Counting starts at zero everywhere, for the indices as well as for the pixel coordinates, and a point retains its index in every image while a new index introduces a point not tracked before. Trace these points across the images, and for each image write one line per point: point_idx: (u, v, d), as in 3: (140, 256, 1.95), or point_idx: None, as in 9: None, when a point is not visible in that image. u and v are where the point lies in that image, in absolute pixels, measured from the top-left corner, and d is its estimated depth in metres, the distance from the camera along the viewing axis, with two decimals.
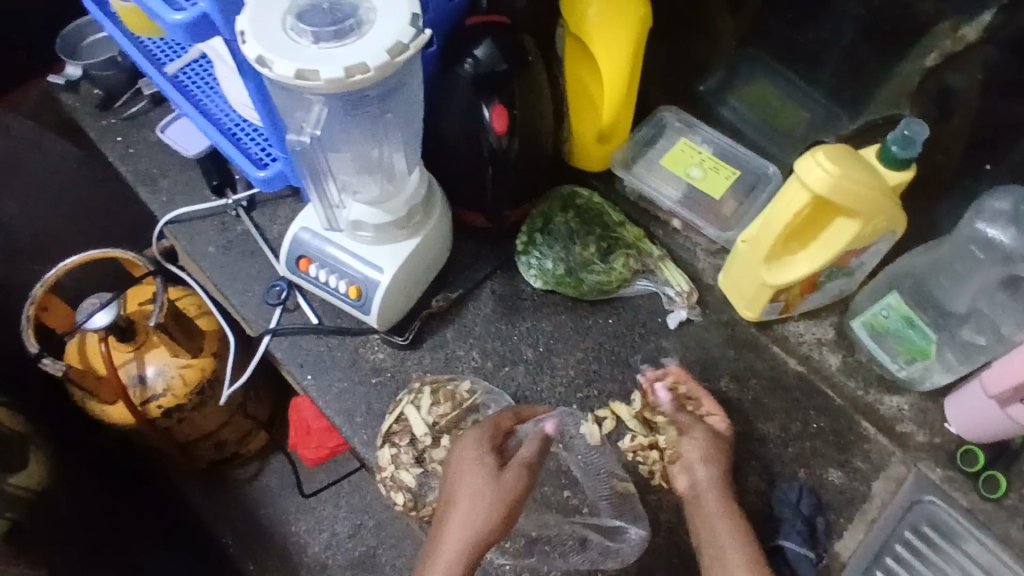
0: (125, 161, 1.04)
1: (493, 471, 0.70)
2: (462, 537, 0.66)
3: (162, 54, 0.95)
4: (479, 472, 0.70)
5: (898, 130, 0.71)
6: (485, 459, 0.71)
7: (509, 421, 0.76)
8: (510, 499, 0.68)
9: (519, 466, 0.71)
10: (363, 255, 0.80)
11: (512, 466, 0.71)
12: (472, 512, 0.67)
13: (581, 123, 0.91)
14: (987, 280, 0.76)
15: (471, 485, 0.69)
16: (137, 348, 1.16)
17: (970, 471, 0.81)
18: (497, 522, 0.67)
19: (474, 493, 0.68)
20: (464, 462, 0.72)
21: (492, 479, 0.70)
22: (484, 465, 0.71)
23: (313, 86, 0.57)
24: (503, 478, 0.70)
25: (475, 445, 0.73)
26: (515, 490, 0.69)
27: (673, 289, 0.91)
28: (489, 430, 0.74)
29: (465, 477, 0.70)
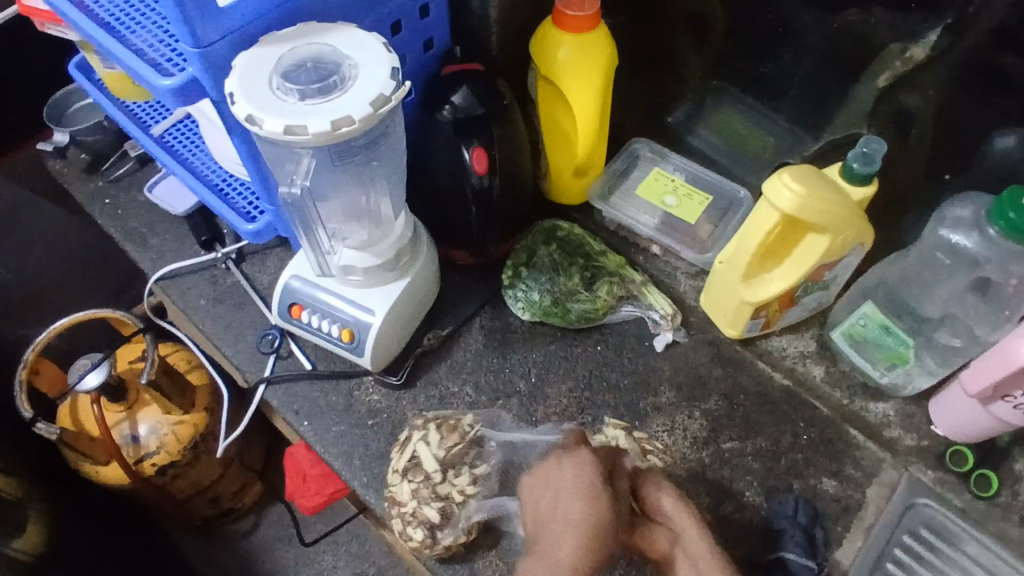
0: (113, 222, 1.06)
1: (597, 475, 0.75)
2: (582, 537, 0.70)
3: (148, 116, 0.98)
4: (587, 476, 0.74)
5: (858, 148, 0.76)
6: (589, 477, 0.74)
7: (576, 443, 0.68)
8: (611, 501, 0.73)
9: None
10: (354, 299, 0.83)
11: (619, 474, 0.77)
12: (590, 521, 0.71)
13: (557, 158, 0.95)
14: (956, 285, 0.79)
15: (578, 507, 0.72)
16: (129, 408, 1.16)
17: (960, 471, 0.83)
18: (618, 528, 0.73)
19: None
20: (570, 485, 0.73)
21: (585, 497, 0.72)
22: (592, 481, 0.73)
23: (301, 140, 0.60)
24: (617, 490, 0.76)
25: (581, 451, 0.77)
26: None
27: (658, 313, 0.93)
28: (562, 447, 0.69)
29: (571, 490, 0.73)
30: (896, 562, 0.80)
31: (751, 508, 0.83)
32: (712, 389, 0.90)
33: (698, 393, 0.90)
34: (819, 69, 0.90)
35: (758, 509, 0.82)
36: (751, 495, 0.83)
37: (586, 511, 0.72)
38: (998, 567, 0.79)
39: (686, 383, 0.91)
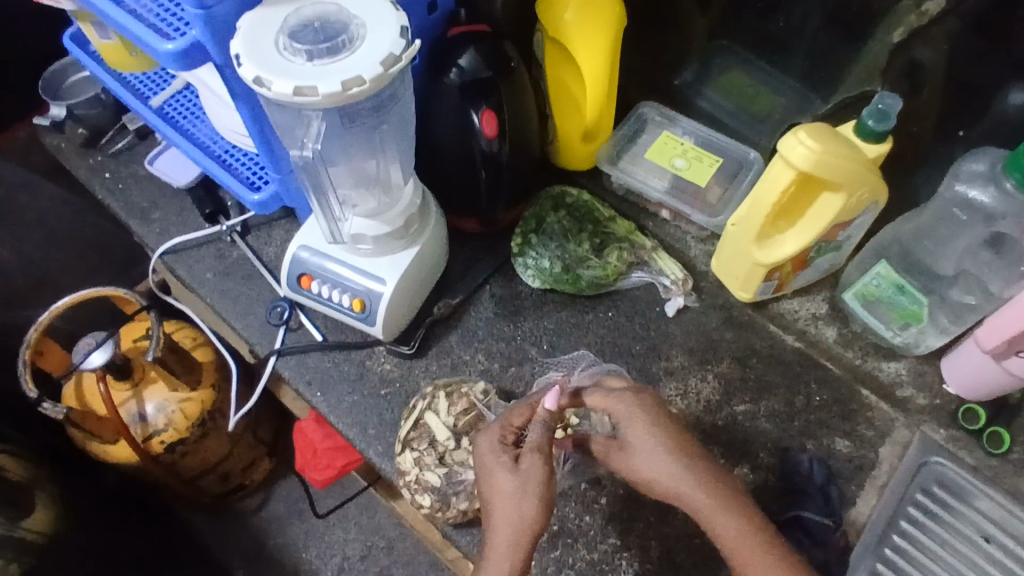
0: (115, 197, 1.05)
1: (512, 462, 0.69)
2: (510, 525, 0.65)
3: (146, 88, 0.96)
4: (500, 463, 0.69)
5: (873, 104, 0.74)
6: (499, 459, 0.69)
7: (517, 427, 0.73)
8: (540, 483, 0.67)
9: (533, 453, 0.68)
10: (365, 268, 0.82)
11: (528, 449, 0.69)
12: (515, 505, 0.66)
13: (565, 123, 0.93)
14: (968, 242, 0.79)
15: (510, 488, 0.67)
16: (135, 386, 1.15)
17: (973, 430, 0.83)
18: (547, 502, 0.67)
19: (505, 493, 0.67)
20: (493, 466, 0.69)
21: (514, 475, 0.68)
22: (499, 465, 0.69)
23: (311, 102, 0.59)
24: (522, 467, 0.68)
25: (493, 441, 0.71)
26: (540, 476, 0.67)
27: (668, 278, 0.93)
28: (498, 432, 0.72)
29: (496, 476, 0.68)
30: (910, 520, 0.80)
31: (765, 469, 0.83)
32: (724, 353, 0.90)
33: (710, 357, 0.90)
34: (830, 27, 0.88)
35: (772, 470, 0.83)
36: (765, 456, 0.84)
37: (521, 494, 0.66)
38: (1010, 522, 0.79)
39: (698, 347, 0.90)
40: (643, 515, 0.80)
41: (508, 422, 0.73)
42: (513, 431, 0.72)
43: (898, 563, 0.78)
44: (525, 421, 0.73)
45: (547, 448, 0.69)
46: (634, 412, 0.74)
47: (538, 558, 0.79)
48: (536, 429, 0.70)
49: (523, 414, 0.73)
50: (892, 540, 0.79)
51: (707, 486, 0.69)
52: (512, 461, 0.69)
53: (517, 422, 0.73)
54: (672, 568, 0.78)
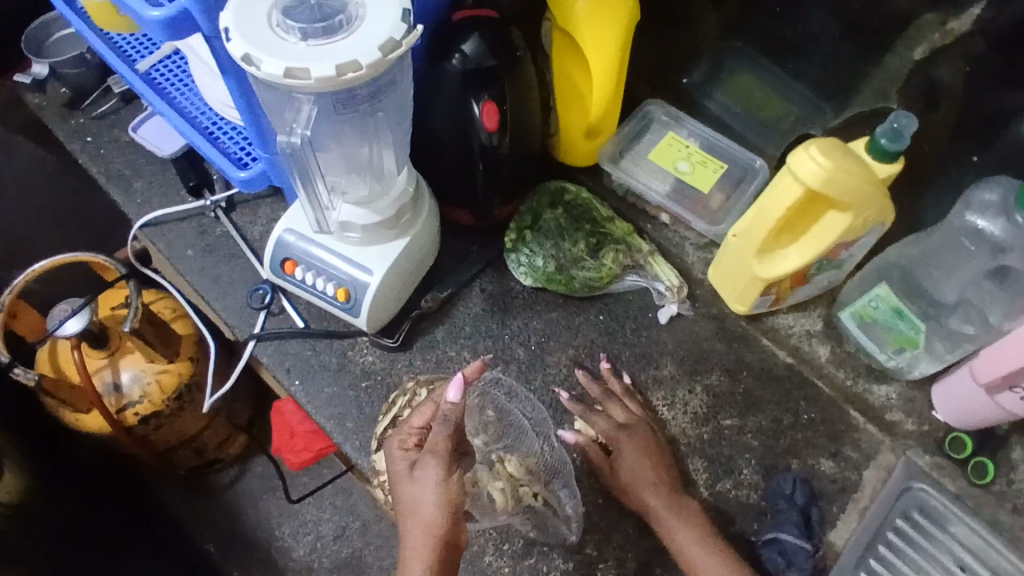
0: (96, 163, 1.01)
1: (409, 468, 0.69)
2: (416, 539, 0.66)
3: (135, 51, 0.92)
4: (400, 473, 0.69)
5: (887, 122, 0.71)
6: (399, 467, 0.70)
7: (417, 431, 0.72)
8: (438, 493, 0.67)
9: (427, 457, 0.68)
10: (352, 257, 0.79)
11: (424, 454, 0.69)
12: (416, 524, 0.67)
13: (569, 117, 0.90)
14: (974, 270, 0.77)
15: (413, 496, 0.68)
16: (111, 355, 1.13)
17: (959, 458, 0.82)
18: (446, 509, 0.67)
19: (407, 503, 0.68)
20: (395, 477, 0.70)
21: (413, 482, 0.68)
22: (400, 475, 0.69)
23: (302, 85, 0.56)
24: (419, 472, 0.68)
25: (394, 451, 0.71)
26: (434, 481, 0.67)
27: (663, 284, 0.91)
28: (400, 436, 0.72)
29: (402, 487, 0.69)
30: (888, 545, 0.79)
31: (747, 486, 0.82)
32: (715, 364, 0.88)
33: (700, 368, 0.88)
34: (846, 39, 0.86)
35: (753, 488, 0.82)
36: (747, 472, 0.82)
37: (420, 504, 0.67)
38: (989, 554, 0.79)
39: (688, 357, 0.88)
40: (621, 528, 0.79)
41: (410, 424, 0.73)
42: (411, 433, 0.72)
43: None
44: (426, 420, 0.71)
45: (442, 446, 0.68)
46: (629, 437, 0.79)
47: (513, 563, 0.78)
48: (437, 430, 0.69)
49: (424, 416, 0.72)
50: (869, 564, 0.78)
51: (686, 513, 0.74)
52: (410, 466, 0.69)
53: (416, 425, 0.72)
54: None
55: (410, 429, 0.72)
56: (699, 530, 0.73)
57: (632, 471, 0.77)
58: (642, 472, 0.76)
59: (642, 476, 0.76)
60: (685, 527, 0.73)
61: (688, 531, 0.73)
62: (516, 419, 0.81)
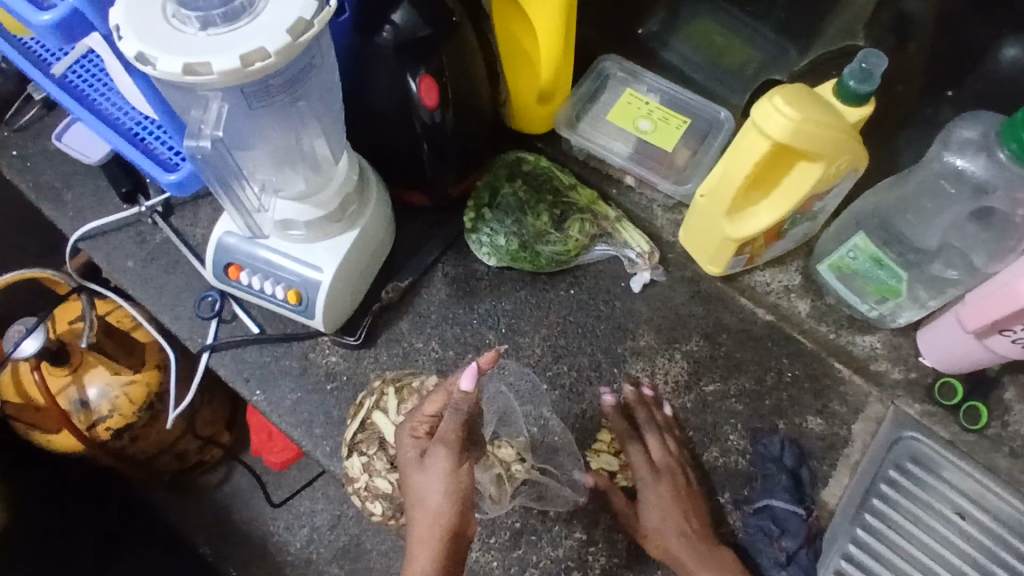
0: (22, 176, 0.94)
1: (419, 456, 0.64)
2: (422, 531, 0.61)
3: (46, 52, 0.85)
4: (410, 461, 0.65)
5: (854, 63, 0.67)
6: (408, 455, 0.65)
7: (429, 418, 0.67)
8: (449, 483, 0.62)
9: (438, 444, 0.63)
10: (298, 257, 0.74)
11: (435, 441, 0.64)
12: (424, 516, 0.61)
13: (520, 81, 0.84)
14: (956, 214, 0.74)
15: (420, 486, 0.63)
16: (74, 371, 1.08)
17: (950, 404, 0.80)
18: (454, 500, 0.62)
19: (414, 493, 0.63)
20: (405, 465, 0.65)
21: (421, 472, 0.63)
22: (409, 462, 0.65)
23: (207, 81, 0.50)
24: (429, 461, 0.63)
25: (404, 438, 0.67)
26: (444, 470, 0.62)
27: (634, 251, 0.86)
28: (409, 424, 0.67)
29: (410, 476, 0.64)
30: (882, 498, 0.78)
31: (735, 452, 0.79)
32: (693, 329, 0.85)
33: (679, 335, 0.84)
34: None
35: (742, 453, 0.79)
36: (735, 438, 0.80)
37: (429, 494, 0.62)
38: (984, 497, 0.77)
39: (665, 325, 0.85)
40: (610, 508, 0.77)
41: (421, 411, 0.68)
42: (422, 420, 0.67)
43: (869, 543, 0.76)
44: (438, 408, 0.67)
45: (453, 435, 0.64)
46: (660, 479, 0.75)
47: (501, 557, 0.75)
48: (450, 417, 0.65)
49: (438, 402, 0.68)
50: (864, 519, 0.77)
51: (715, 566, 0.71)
52: (419, 454, 0.65)
53: (427, 412, 0.67)
54: (641, 561, 0.75)
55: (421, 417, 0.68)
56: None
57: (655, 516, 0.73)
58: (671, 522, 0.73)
59: (668, 526, 0.73)
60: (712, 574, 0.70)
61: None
62: (507, 403, 0.78)
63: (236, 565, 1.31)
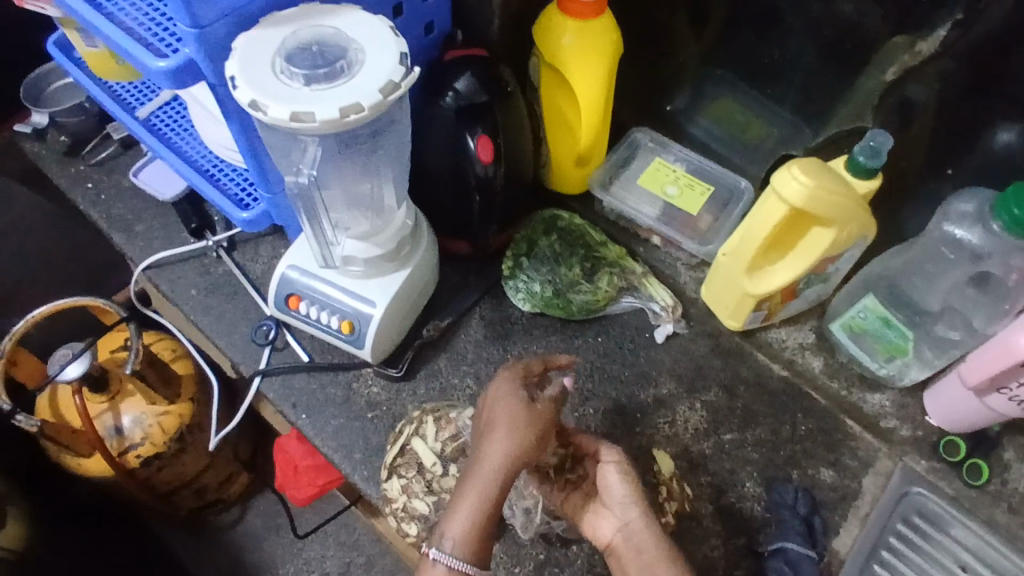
0: (96, 209, 1.02)
1: (528, 398, 0.69)
2: (500, 450, 0.65)
3: (133, 98, 0.95)
4: (515, 395, 0.69)
5: (864, 141, 0.75)
6: (514, 390, 0.70)
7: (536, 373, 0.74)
8: (543, 427, 0.68)
9: (551, 398, 0.70)
10: (354, 291, 0.81)
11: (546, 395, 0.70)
12: (508, 438, 0.66)
13: (559, 145, 0.93)
14: (955, 279, 0.81)
15: (515, 412, 0.68)
16: (111, 399, 1.09)
17: (954, 461, 0.84)
18: (535, 442, 0.67)
19: (508, 416, 0.67)
20: (506, 395, 0.70)
21: (525, 406, 0.68)
22: (513, 395, 0.69)
23: (308, 127, 0.58)
24: (537, 408, 0.69)
25: (510, 378, 0.72)
26: (547, 417, 0.68)
27: (658, 304, 0.93)
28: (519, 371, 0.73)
29: (507, 404, 0.69)
30: (890, 549, 0.81)
31: (750, 498, 0.83)
32: (712, 380, 0.90)
33: (698, 384, 0.90)
34: (821, 63, 0.90)
35: (757, 499, 0.83)
36: (751, 484, 0.84)
37: (521, 423, 0.67)
38: (990, 555, 0.80)
39: (686, 374, 0.91)
40: None
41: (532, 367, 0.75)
42: (523, 370, 0.73)
43: None
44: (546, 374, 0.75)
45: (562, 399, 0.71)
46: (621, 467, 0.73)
47: None
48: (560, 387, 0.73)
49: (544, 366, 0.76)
50: (873, 569, 0.80)
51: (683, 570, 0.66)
52: (527, 397, 0.70)
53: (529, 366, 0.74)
54: None
55: (530, 370, 0.74)
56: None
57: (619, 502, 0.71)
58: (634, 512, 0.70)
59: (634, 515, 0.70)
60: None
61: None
62: None
63: None
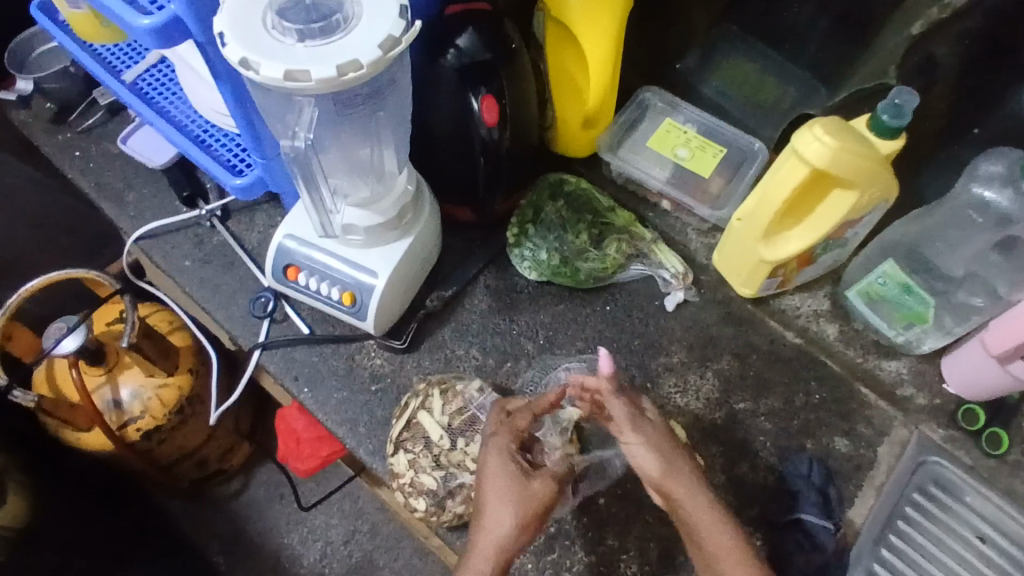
0: (86, 178, 0.99)
1: (521, 473, 0.67)
2: (493, 533, 0.64)
3: (119, 62, 0.91)
4: (508, 470, 0.67)
5: (888, 99, 0.71)
6: (510, 467, 0.67)
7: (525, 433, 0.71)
8: (540, 507, 0.66)
9: (548, 476, 0.68)
10: (355, 261, 0.78)
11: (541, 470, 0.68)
12: (507, 521, 0.64)
13: (565, 108, 0.89)
14: (979, 245, 0.78)
15: (513, 493, 0.66)
16: (108, 372, 1.07)
17: (972, 430, 0.83)
18: (528, 521, 0.65)
19: (506, 497, 0.65)
20: (501, 471, 0.67)
21: (521, 485, 0.66)
22: (507, 471, 0.67)
23: (303, 87, 0.54)
24: (532, 485, 0.67)
25: (503, 445, 0.69)
26: (545, 498, 0.66)
27: (668, 271, 0.90)
28: (511, 434, 0.70)
29: (500, 482, 0.66)
30: (907, 519, 0.80)
31: (764, 469, 0.82)
32: (724, 349, 0.88)
33: (710, 353, 0.88)
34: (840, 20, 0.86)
35: (771, 469, 0.81)
36: (765, 455, 0.82)
37: (517, 506, 0.65)
38: (1006, 523, 0.79)
39: (697, 343, 0.88)
40: (641, 517, 0.79)
41: (519, 424, 0.71)
42: (516, 433, 0.70)
43: (893, 562, 0.78)
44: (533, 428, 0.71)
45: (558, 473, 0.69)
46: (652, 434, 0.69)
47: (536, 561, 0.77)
48: (556, 463, 0.71)
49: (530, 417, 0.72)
50: (889, 540, 0.79)
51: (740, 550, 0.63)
52: (521, 470, 0.67)
53: (522, 426, 0.70)
54: (672, 570, 0.77)
55: (519, 429, 0.71)
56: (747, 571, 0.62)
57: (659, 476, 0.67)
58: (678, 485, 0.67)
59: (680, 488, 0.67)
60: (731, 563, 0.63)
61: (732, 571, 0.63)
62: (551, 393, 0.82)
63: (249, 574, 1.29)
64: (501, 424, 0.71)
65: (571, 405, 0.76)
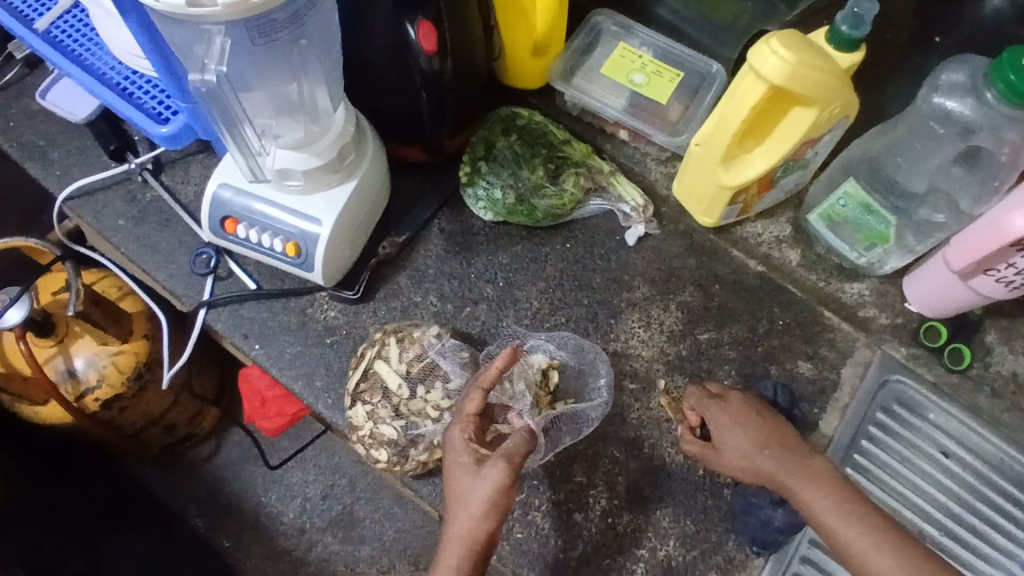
0: (5, 137, 0.91)
1: (473, 464, 0.64)
2: (460, 529, 0.63)
3: (29, 10, 0.83)
4: (461, 464, 0.65)
5: (847, 9, 0.68)
6: (461, 460, 0.65)
7: (474, 422, 0.68)
8: (493, 495, 0.62)
9: (498, 458, 0.64)
10: (295, 208, 0.73)
11: (494, 454, 0.64)
12: (462, 518, 0.63)
13: (513, 34, 0.83)
14: (943, 157, 0.76)
15: (467, 487, 0.64)
16: (60, 342, 1.00)
17: (935, 347, 0.83)
18: (491, 511, 0.62)
19: (460, 495, 0.64)
20: (455, 468, 0.66)
21: (474, 478, 0.64)
22: (461, 466, 0.65)
23: (210, 13, 0.50)
24: (482, 472, 0.63)
25: (456, 437, 0.67)
26: (497, 486, 0.62)
27: (628, 205, 0.87)
28: (460, 425, 0.68)
29: (457, 477, 0.65)
30: (870, 439, 0.81)
31: None
32: (687, 281, 0.86)
33: (673, 286, 0.86)
34: None
35: None
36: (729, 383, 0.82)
37: (472, 496, 0.63)
38: (969, 438, 0.80)
39: (660, 275, 0.86)
40: (609, 451, 0.79)
41: (465, 411, 0.69)
42: (468, 421, 0.68)
43: (859, 482, 0.79)
44: (477, 410, 0.68)
45: (517, 456, 0.64)
46: (742, 412, 0.72)
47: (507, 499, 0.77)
48: (514, 438, 0.66)
49: (479, 400, 0.68)
50: (854, 460, 0.80)
51: (818, 484, 0.66)
52: (474, 460, 0.65)
53: (472, 411, 0.68)
54: (640, 503, 0.77)
55: (467, 418, 0.68)
56: (845, 502, 0.64)
57: (743, 448, 0.70)
58: (750, 448, 0.69)
59: (769, 456, 0.68)
60: (820, 492, 0.65)
61: (833, 512, 0.64)
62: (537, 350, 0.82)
63: (228, 535, 1.25)
64: (454, 413, 0.70)
65: (538, 354, 0.79)
